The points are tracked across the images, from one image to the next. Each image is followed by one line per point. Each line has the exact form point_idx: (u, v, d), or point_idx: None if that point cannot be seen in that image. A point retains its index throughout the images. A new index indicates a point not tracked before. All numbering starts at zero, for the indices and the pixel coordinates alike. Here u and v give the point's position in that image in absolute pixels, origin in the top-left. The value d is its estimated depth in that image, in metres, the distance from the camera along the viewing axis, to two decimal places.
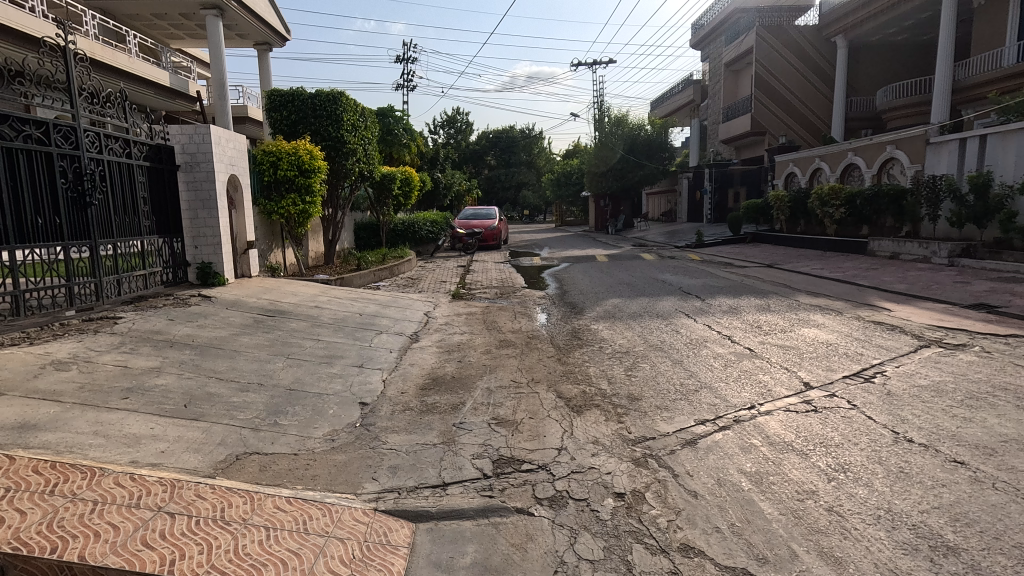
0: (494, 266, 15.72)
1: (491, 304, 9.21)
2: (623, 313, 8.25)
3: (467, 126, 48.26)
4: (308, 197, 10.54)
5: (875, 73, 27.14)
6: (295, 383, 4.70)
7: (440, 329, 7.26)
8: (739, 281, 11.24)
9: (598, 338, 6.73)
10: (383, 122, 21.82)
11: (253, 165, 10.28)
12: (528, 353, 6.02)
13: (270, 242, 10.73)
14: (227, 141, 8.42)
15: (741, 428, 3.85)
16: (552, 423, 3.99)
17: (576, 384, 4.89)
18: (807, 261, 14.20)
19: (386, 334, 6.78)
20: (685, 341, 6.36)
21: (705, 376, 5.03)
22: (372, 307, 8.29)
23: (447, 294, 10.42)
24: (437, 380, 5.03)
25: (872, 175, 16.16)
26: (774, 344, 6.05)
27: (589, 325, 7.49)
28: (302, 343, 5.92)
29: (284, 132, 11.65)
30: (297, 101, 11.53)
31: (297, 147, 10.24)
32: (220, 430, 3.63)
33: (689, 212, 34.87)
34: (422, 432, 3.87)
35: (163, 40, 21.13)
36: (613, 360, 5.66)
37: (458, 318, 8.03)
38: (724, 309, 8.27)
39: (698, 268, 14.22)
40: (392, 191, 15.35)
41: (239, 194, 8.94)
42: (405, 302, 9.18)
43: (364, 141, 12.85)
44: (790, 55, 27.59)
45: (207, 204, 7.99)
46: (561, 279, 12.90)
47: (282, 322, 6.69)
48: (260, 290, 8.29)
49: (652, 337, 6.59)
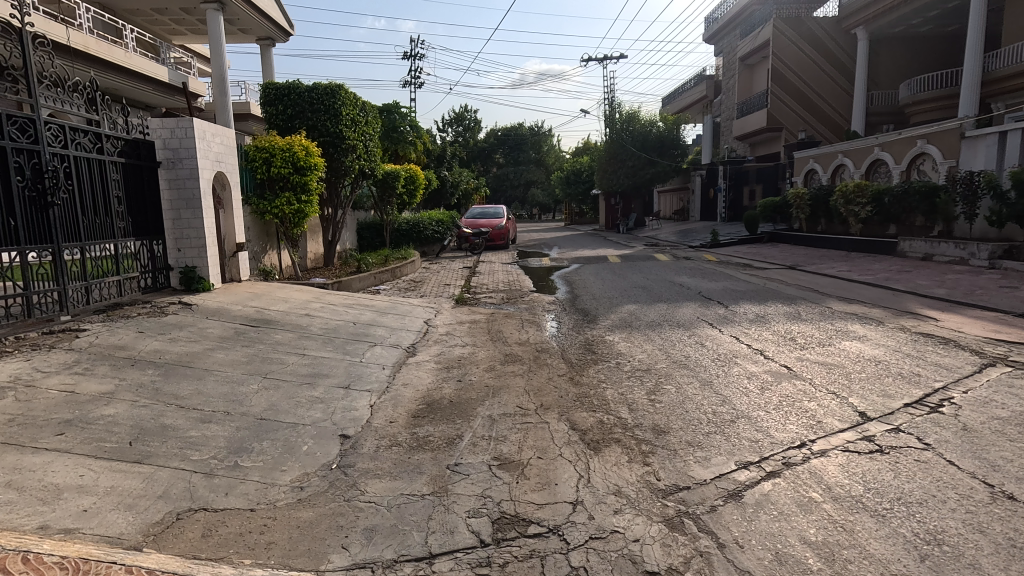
0: (502, 268, 15.10)
1: (497, 311, 8.57)
2: (641, 321, 7.58)
3: (476, 123, 47.72)
4: (304, 195, 9.96)
5: (897, 66, 26.15)
6: (268, 412, 4.07)
7: (440, 340, 6.64)
8: (763, 285, 10.50)
9: (614, 352, 6.07)
10: (388, 118, 21.44)
11: (245, 163, 9.72)
12: (536, 371, 5.37)
13: (263, 244, 10.14)
14: (213, 136, 7.83)
15: (795, 475, 3.16)
16: (565, 467, 3.33)
17: (591, 412, 4.23)
18: (832, 263, 13.40)
19: (380, 347, 6.16)
20: (713, 356, 5.67)
21: (739, 402, 4.35)
22: (368, 314, 7.68)
23: (450, 299, 9.81)
24: (431, 406, 4.39)
25: (901, 171, 15.33)
26: (814, 361, 5.35)
27: (604, 336, 6.82)
28: (285, 359, 5.32)
29: (279, 127, 11.06)
30: (294, 94, 10.94)
31: (292, 143, 9.67)
32: (165, 477, 3.01)
33: (702, 211, 34.01)
34: (409, 477, 3.22)
35: (165, 37, 20.68)
36: (632, 381, 5.00)
37: (461, 327, 7.41)
38: (750, 317, 7.58)
39: (717, 270, 13.50)
40: (396, 189, 14.81)
41: (226, 192, 8.39)
42: (404, 308, 8.57)
43: (365, 136, 12.26)
44: (808, 48, 26.69)
45: (190, 203, 7.42)
46: (572, 281, 12.26)
47: (267, 334, 6.08)
48: (248, 296, 7.71)
49: (676, 352, 5.92)
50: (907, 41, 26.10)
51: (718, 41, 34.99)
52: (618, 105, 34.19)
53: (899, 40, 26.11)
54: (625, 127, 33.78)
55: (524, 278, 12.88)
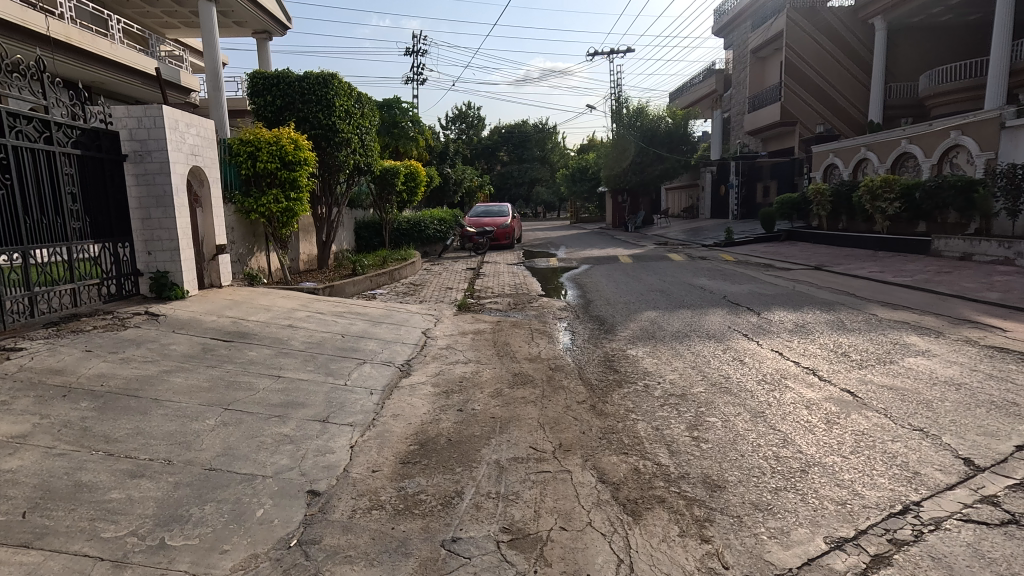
0: (507, 269, 14.30)
1: (502, 319, 7.76)
2: (665, 332, 6.74)
3: (479, 121, 46.81)
4: (293, 193, 9.18)
5: (917, 57, 25.16)
6: (223, 457, 3.27)
7: (439, 356, 5.82)
8: (792, 288, 9.66)
9: (640, 370, 5.25)
10: (388, 114, 20.95)
11: (228, 157, 8.92)
12: (551, 397, 4.55)
13: (249, 246, 9.34)
14: (187, 127, 7.03)
15: (911, 562, 2.34)
16: (600, 548, 2.51)
17: (623, 457, 3.42)
18: (860, 263, 12.52)
19: (369, 365, 5.37)
20: (758, 377, 4.83)
21: (802, 441, 3.54)
22: (360, 325, 6.88)
23: (452, 304, 8.99)
24: (425, 448, 3.58)
25: (931, 165, 14.43)
26: (881, 385, 4.51)
27: (626, 350, 5.99)
28: (258, 383, 4.53)
29: (268, 119, 10.24)
30: (283, 84, 10.14)
31: (279, 136, 8.88)
32: (54, 571, 2.21)
33: (713, 208, 33.06)
34: (391, 564, 2.41)
35: (157, 30, 19.96)
36: (667, 411, 4.18)
37: (463, 339, 6.59)
38: (788, 327, 6.73)
39: (736, 271, 12.66)
40: (395, 186, 14.05)
41: (205, 189, 7.59)
42: (401, 316, 7.77)
43: (361, 129, 11.47)
44: (824, 39, 25.72)
45: (160, 202, 6.65)
46: (583, 283, 11.45)
47: (240, 351, 5.28)
48: (227, 304, 6.92)
49: (712, 371, 5.10)
50: (926, 31, 25.10)
51: (728, 33, 34.01)
52: (625, 100, 33.35)
53: (919, 30, 25.10)
54: (633, 123, 32.89)
55: (531, 280, 12.09)
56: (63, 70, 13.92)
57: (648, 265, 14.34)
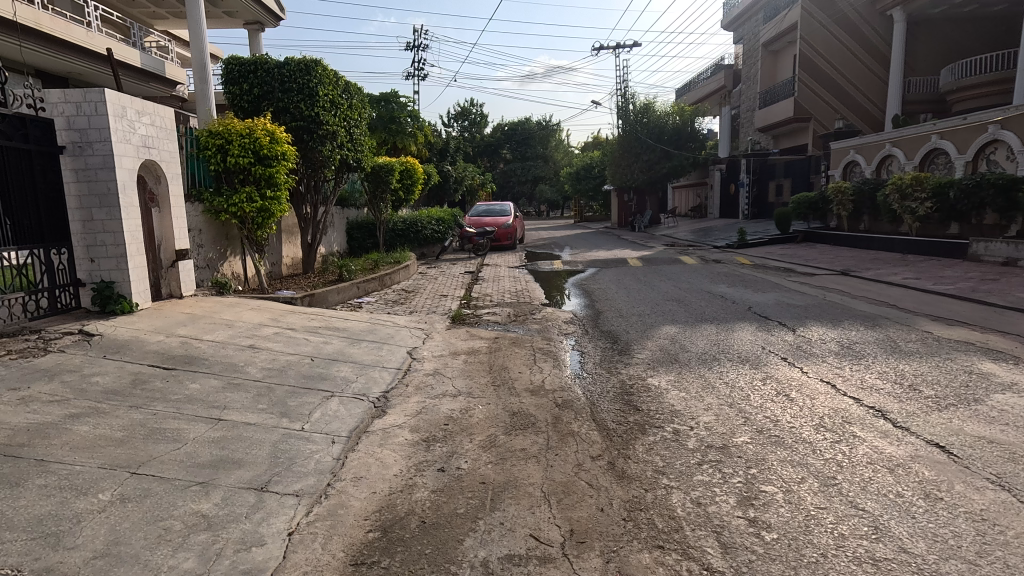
0: (507, 272, 13.40)
1: (501, 336, 6.81)
2: (689, 354, 5.79)
3: (482, 117, 45.87)
4: (269, 191, 8.26)
5: (938, 50, 24.09)
6: (95, 564, 2.32)
7: (423, 386, 4.87)
8: (825, 298, 8.67)
9: (666, 409, 4.30)
10: (386, 109, 20.15)
11: (196, 151, 7.99)
12: (558, 450, 3.60)
13: (221, 249, 8.43)
14: (137, 115, 6.11)
15: None
16: None
17: (663, 561, 2.46)
18: (891, 268, 11.51)
19: (337, 401, 4.43)
20: (815, 422, 3.88)
21: (904, 531, 2.59)
22: (335, 344, 5.94)
23: (445, 315, 8.07)
24: (389, 538, 2.64)
25: (965, 162, 13.41)
26: (977, 435, 3.55)
27: (646, 379, 5.04)
28: (189, 430, 3.60)
29: (244, 109, 9.30)
30: (261, 70, 9.23)
31: (253, 127, 7.97)
32: None
33: (723, 207, 32.26)
34: None
35: (146, 20, 19.08)
36: (709, 474, 3.22)
37: (454, 363, 5.63)
38: (834, 349, 5.77)
39: (756, 276, 11.69)
40: (390, 184, 13.14)
41: (162, 187, 6.67)
42: (386, 331, 6.82)
43: (349, 122, 10.53)
44: (839, 32, 24.68)
45: (104, 200, 5.75)
46: (591, 289, 10.53)
47: (179, 383, 4.34)
48: (182, 319, 5.99)
49: (756, 412, 4.14)
50: (947, 23, 24.04)
51: (738, 27, 32.98)
52: (632, 96, 32.37)
53: (940, 22, 24.00)
54: (640, 119, 31.89)
55: (533, 286, 11.16)
56: (34, 59, 13.08)
57: (659, 268, 13.41)
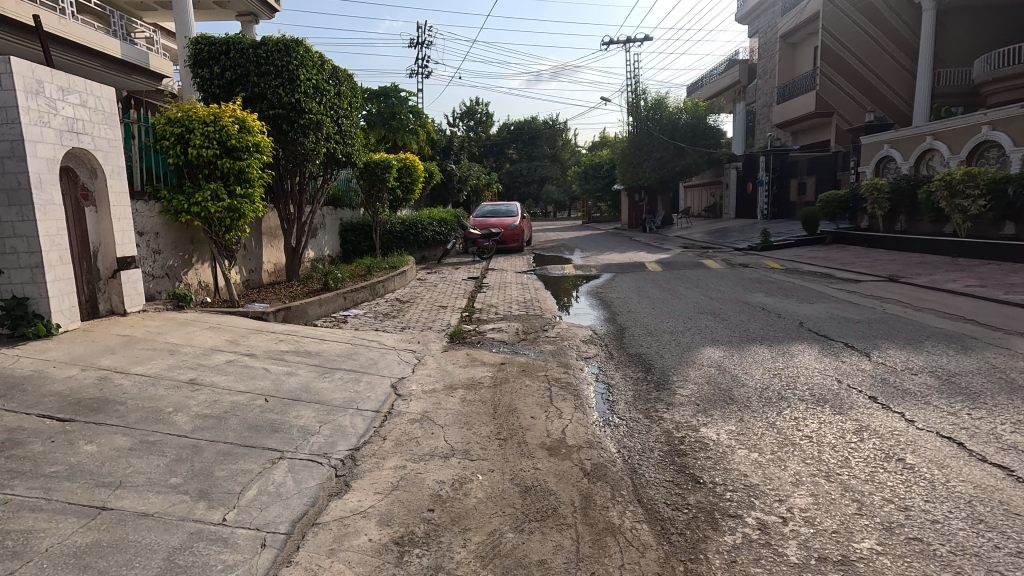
0: (515, 277, 12.23)
1: (508, 361, 5.63)
2: (746, 389, 4.59)
3: (488, 116, 44.90)
4: (238, 188, 7.11)
5: (970, 40, 22.68)
6: None
7: (405, 441, 3.69)
8: (888, 312, 7.43)
9: (741, 482, 3.08)
10: (386, 104, 19.12)
11: (152, 141, 6.83)
12: (593, 567, 2.39)
13: (186, 255, 7.28)
14: (58, 93, 4.97)
15: None
16: None
17: None
18: (947, 274, 10.23)
19: (285, 469, 3.23)
20: (967, 516, 2.66)
21: None
22: (301, 376, 4.76)
23: (442, 332, 6.90)
24: None
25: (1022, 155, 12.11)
26: None
27: (698, 430, 3.82)
28: (44, 535, 2.42)
29: (215, 96, 8.15)
30: (235, 51, 8.11)
31: (218, 113, 6.82)
32: None
33: (738, 207, 30.92)
34: None
35: (134, 12, 18.11)
36: None
37: (448, 402, 4.43)
38: (931, 384, 4.54)
39: (792, 282, 10.47)
40: (386, 181, 11.99)
41: (99, 182, 5.53)
42: (369, 355, 5.65)
43: (339, 111, 9.39)
44: (865, 22, 23.30)
45: (13, 198, 4.62)
46: (609, 298, 9.38)
47: (68, 445, 3.16)
48: (114, 344, 4.84)
49: (872, 493, 2.91)
50: (978, 12, 22.65)
51: (753, 20, 31.65)
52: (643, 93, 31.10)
53: (972, 10, 22.61)
54: (651, 115, 30.71)
55: (543, 294, 10.00)
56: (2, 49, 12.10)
57: (681, 273, 12.25)
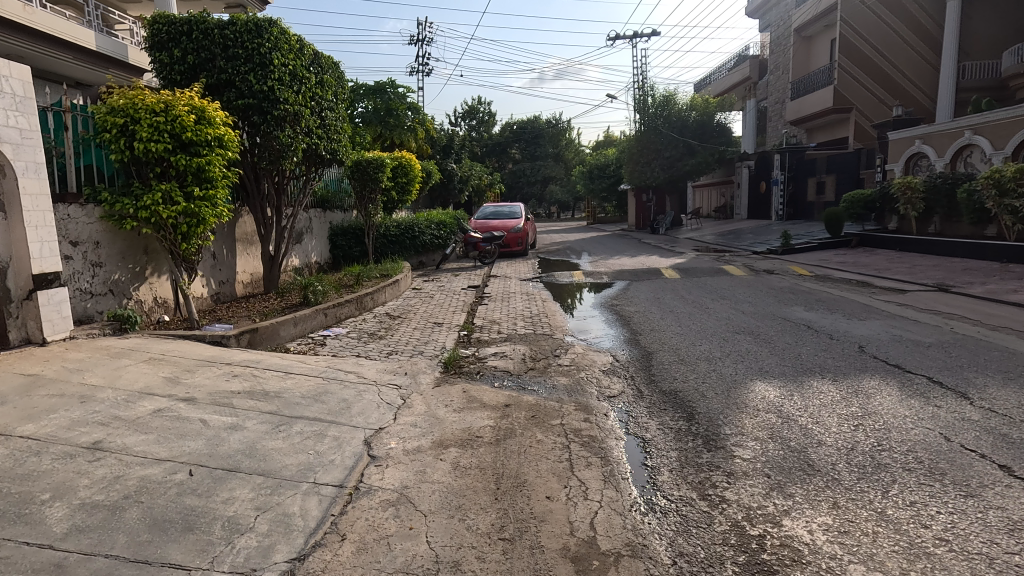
0: (519, 286, 11.16)
1: (514, 402, 4.54)
2: (829, 451, 3.48)
3: (490, 116, 43.80)
4: (196, 189, 6.04)
5: (997, 31, 21.49)
6: None
7: (371, 545, 2.62)
8: (962, 332, 6.28)
9: None
10: (382, 99, 18.02)
11: (90, 134, 5.77)
12: None
13: (137, 267, 6.23)
14: None
15: None
16: None
17: None
18: (1004, 283, 9.10)
19: None
20: None
21: None
22: (248, 431, 3.70)
23: (435, 359, 5.81)
24: None
25: None
26: None
27: (784, 525, 2.72)
28: None
29: (176, 84, 7.11)
30: (196, 31, 7.04)
31: (171, 100, 5.74)
32: None
33: (750, 207, 29.79)
34: None
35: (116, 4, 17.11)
36: None
37: (436, 471, 3.35)
38: None
39: (830, 292, 9.37)
40: (379, 180, 10.88)
41: (8, 183, 4.50)
42: (342, 394, 4.56)
43: (322, 100, 8.32)
44: (885, 13, 22.16)
45: None
46: (627, 311, 8.30)
47: None
48: (10, 390, 3.78)
49: None
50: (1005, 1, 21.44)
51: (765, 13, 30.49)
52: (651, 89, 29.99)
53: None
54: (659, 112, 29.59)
55: (551, 306, 8.92)
56: None
57: (703, 281, 11.15)
